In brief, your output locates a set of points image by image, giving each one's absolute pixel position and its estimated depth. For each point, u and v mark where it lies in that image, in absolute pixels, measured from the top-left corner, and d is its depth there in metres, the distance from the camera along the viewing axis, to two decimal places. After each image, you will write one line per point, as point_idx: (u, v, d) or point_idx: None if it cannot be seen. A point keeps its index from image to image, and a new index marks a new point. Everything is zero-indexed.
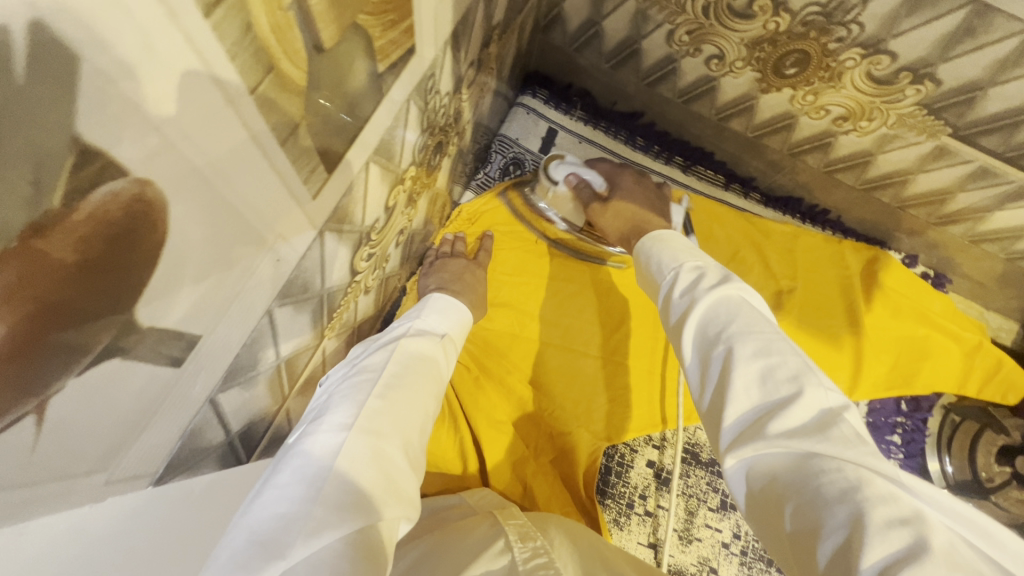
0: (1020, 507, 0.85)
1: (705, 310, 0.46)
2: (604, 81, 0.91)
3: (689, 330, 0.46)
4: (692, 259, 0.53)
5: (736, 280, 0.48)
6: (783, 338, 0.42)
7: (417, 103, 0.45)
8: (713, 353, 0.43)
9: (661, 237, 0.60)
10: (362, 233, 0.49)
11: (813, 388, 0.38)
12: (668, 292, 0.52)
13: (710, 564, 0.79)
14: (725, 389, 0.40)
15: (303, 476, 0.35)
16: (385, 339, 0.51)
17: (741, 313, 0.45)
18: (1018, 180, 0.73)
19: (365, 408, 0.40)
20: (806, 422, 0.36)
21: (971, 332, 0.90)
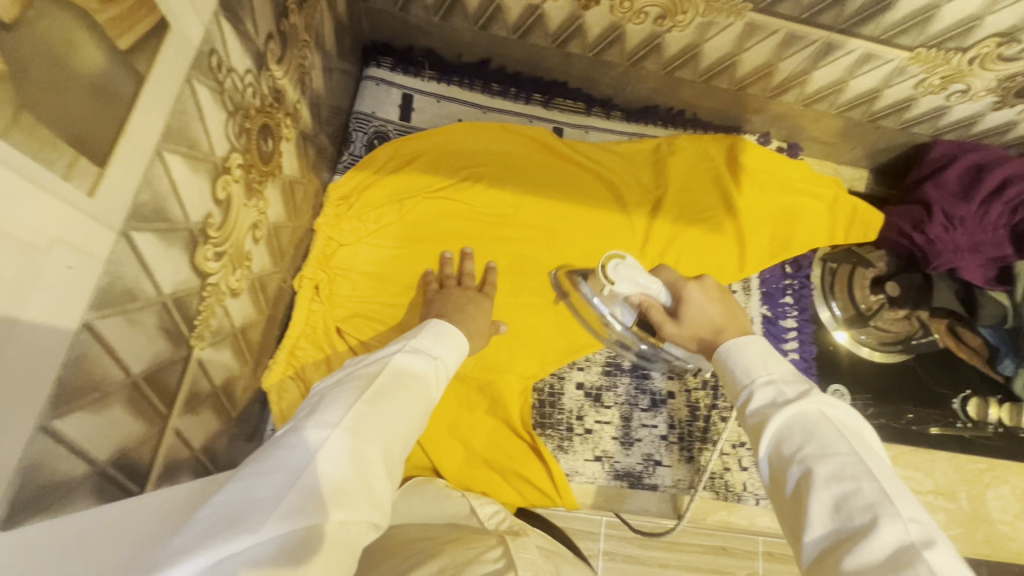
0: (896, 323, 0.99)
1: (779, 426, 0.46)
2: (440, 34, 0.91)
3: (764, 441, 0.47)
4: (772, 369, 0.51)
5: (812, 393, 0.47)
6: (862, 459, 0.41)
7: (204, 82, 0.44)
8: (788, 473, 0.43)
9: (739, 342, 0.56)
10: (195, 232, 0.47)
11: (890, 520, 0.37)
12: (744, 410, 0.51)
13: (654, 458, 0.86)
14: (803, 517, 0.41)
15: (285, 464, 0.39)
16: (377, 354, 0.54)
17: (815, 431, 0.44)
18: (820, 38, 0.79)
19: (351, 412, 0.44)
20: (881, 561, 0.35)
21: (828, 188, 0.99)
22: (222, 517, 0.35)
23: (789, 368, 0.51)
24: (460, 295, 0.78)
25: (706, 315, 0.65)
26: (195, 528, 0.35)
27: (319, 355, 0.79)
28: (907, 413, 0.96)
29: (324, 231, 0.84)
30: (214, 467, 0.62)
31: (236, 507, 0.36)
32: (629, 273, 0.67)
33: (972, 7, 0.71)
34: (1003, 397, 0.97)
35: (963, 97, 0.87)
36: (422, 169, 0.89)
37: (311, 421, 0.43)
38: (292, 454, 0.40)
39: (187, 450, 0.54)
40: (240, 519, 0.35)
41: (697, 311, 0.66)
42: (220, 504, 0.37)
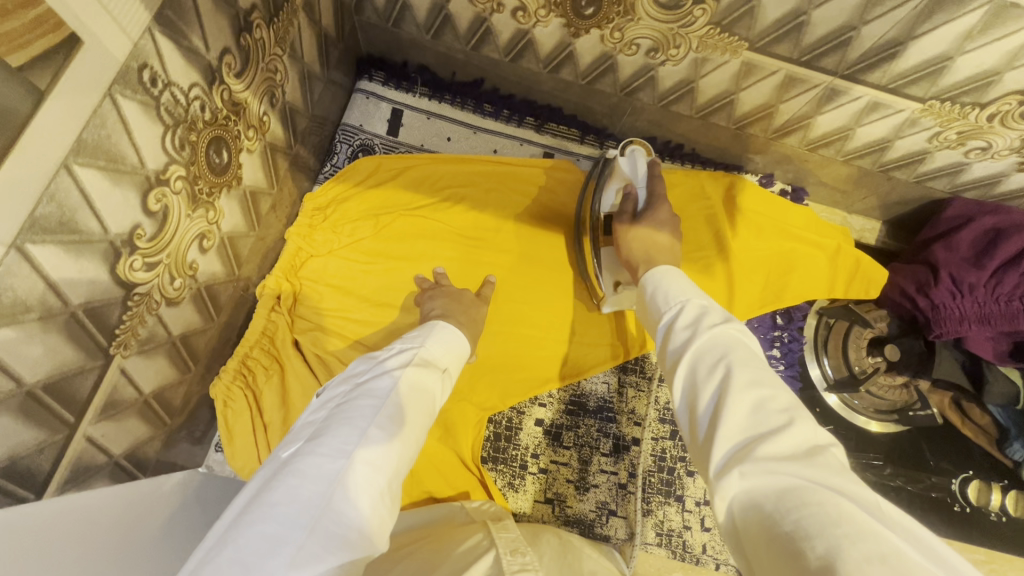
0: (892, 389, 0.91)
1: (705, 341, 0.45)
2: (434, 51, 0.90)
3: (683, 359, 0.45)
4: (701, 298, 0.51)
5: (738, 318, 0.47)
6: (774, 372, 0.42)
7: (131, 96, 0.43)
8: (707, 382, 0.42)
9: (668, 271, 0.57)
10: (117, 243, 0.46)
11: (804, 424, 0.38)
12: (670, 330, 0.49)
13: (608, 507, 0.82)
14: (722, 413, 0.39)
15: (299, 499, 0.40)
16: (390, 364, 0.54)
17: (737, 346, 0.43)
18: (822, 82, 0.75)
19: (365, 438, 0.45)
20: (793, 452, 0.36)
21: (831, 238, 0.91)
22: (233, 558, 0.37)
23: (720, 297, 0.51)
24: (461, 294, 0.75)
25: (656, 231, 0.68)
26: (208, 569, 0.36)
27: (272, 363, 0.79)
28: (930, 477, 0.90)
29: (295, 241, 0.83)
30: (140, 471, 0.62)
31: (249, 546, 0.37)
32: (638, 161, 0.73)
33: (988, 61, 0.65)
34: (1008, 484, 0.89)
35: (984, 154, 0.80)
36: (405, 185, 0.87)
37: (322, 446, 0.44)
38: (305, 487, 0.41)
39: (103, 456, 0.54)
40: (253, 562, 0.36)
41: (659, 222, 0.68)
42: (231, 543, 0.38)
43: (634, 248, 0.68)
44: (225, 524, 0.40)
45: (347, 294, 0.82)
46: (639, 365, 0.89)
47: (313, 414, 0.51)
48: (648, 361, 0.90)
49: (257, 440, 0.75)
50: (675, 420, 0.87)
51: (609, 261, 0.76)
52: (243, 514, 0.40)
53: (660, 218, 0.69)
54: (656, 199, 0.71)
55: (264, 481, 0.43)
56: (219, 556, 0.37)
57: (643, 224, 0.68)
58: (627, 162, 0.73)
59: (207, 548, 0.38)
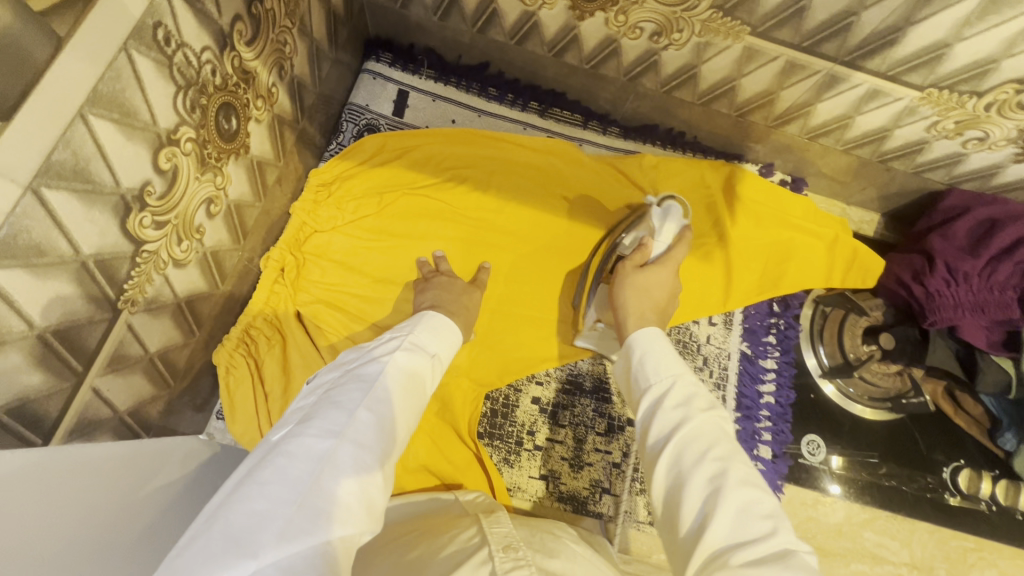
0: (886, 377, 0.93)
1: (691, 433, 0.49)
2: (440, 34, 0.92)
3: (670, 449, 0.49)
4: (687, 378, 0.54)
5: (722, 411, 0.51)
6: (754, 472, 0.46)
7: (145, 53, 0.45)
8: (694, 475, 0.46)
9: (658, 338, 0.59)
10: (128, 197, 0.48)
11: (781, 528, 0.42)
12: (654, 411, 0.53)
13: (602, 485, 0.83)
14: (709, 516, 0.43)
15: (288, 476, 0.41)
16: (379, 352, 0.57)
17: (721, 443, 0.47)
18: (823, 69, 0.76)
19: (353, 420, 0.47)
20: (770, 555, 0.40)
21: (829, 228, 0.92)
22: (223, 534, 0.38)
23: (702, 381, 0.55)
24: (452, 284, 0.77)
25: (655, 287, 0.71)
26: (196, 545, 0.37)
27: (275, 334, 0.80)
28: (925, 477, 0.90)
29: (300, 216, 0.84)
30: (144, 431, 0.63)
31: (238, 522, 0.38)
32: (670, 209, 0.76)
33: (986, 48, 0.66)
34: (999, 473, 0.90)
35: (981, 145, 0.81)
36: (408, 166, 0.89)
37: (311, 427, 0.45)
38: (294, 466, 0.42)
39: (108, 410, 0.55)
40: (243, 537, 0.37)
41: (658, 280, 0.71)
42: (221, 519, 0.39)
43: (629, 296, 0.70)
44: (216, 501, 0.42)
45: (350, 269, 0.83)
46: None
47: (304, 399, 0.53)
48: None
49: (258, 407, 0.76)
50: None
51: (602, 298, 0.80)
52: (233, 494, 0.41)
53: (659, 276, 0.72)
54: (669, 258, 0.74)
55: (254, 463, 0.45)
56: (208, 531, 0.38)
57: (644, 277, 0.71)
58: (659, 213, 0.76)
59: (198, 526, 0.39)
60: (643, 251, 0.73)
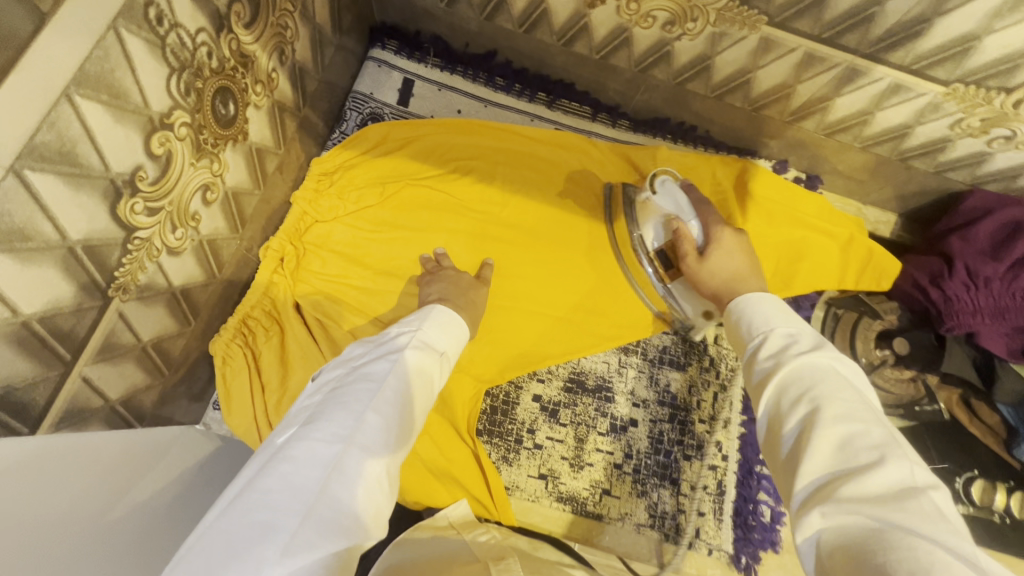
0: (899, 383, 0.89)
1: (791, 372, 0.45)
2: (447, 22, 0.89)
3: (768, 390, 0.46)
4: (791, 326, 0.50)
5: (830, 348, 0.46)
6: (869, 408, 0.42)
7: (136, 33, 0.43)
8: (793, 412, 0.43)
9: (755, 298, 0.55)
10: (118, 182, 0.46)
11: (896, 460, 0.37)
12: (752, 358, 0.50)
13: (602, 486, 0.82)
14: (805, 450, 0.40)
15: (294, 484, 0.40)
16: (387, 348, 0.55)
17: (827, 377, 0.43)
18: (843, 62, 0.73)
19: (360, 423, 0.45)
20: (882, 490, 0.36)
21: (843, 227, 0.89)
22: (225, 544, 0.37)
23: (810, 327, 0.50)
24: (460, 277, 0.75)
25: (731, 258, 0.69)
26: (198, 558, 0.36)
27: (272, 325, 0.79)
28: None
29: (301, 205, 0.83)
30: (138, 421, 0.63)
31: (242, 532, 0.37)
32: (675, 194, 0.74)
33: (1017, 41, 0.63)
34: (1014, 484, 0.86)
35: (1007, 144, 0.78)
36: (411, 156, 0.87)
37: (318, 431, 0.44)
38: (300, 474, 0.41)
39: (99, 400, 0.54)
40: (245, 548, 0.36)
41: (728, 250, 0.69)
42: (224, 529, 0.38)
43: (717, 285, 0.68)
44: (217, 509, 0.41)
45: (350, 260, 0.82)
46: (639, 346, 0.88)
47: (308, 399, 0.51)
48: (649, 342, 0.89)
49: (254, 399, 0.75)
50: (672, 402, 0.86)
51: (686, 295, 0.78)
52: (237, 500, 0.40)
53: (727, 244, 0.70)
54: (712, 234, 0.71)
55: (259, 466, 0.44)
56: (210, 543, 0.37)
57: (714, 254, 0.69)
58: (662, 196, 0.74)
59: (200, 532, 0.39)
60: (685, 236, 0.71)
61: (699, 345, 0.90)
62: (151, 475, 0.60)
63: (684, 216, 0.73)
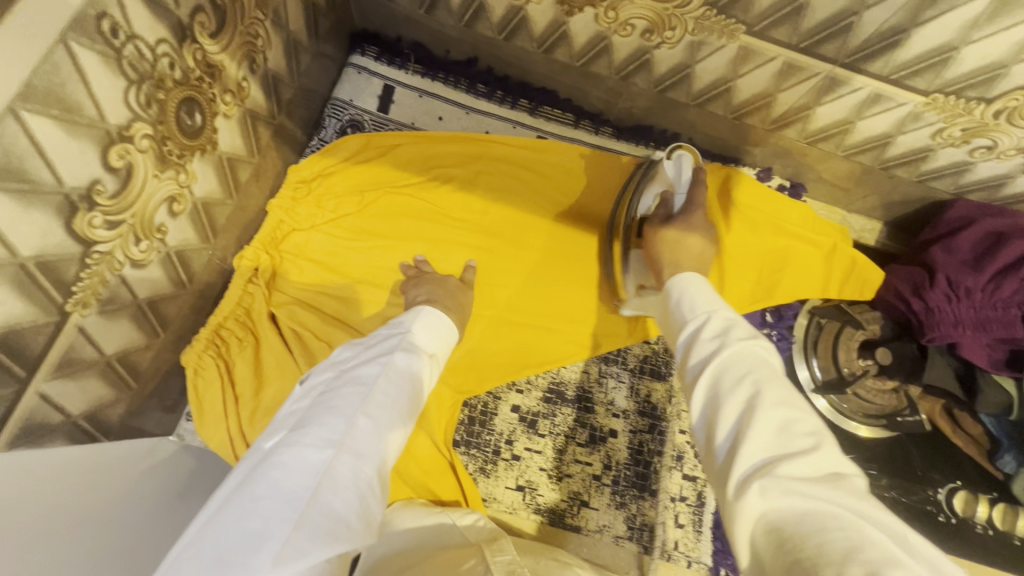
0: (879, 393, 0.89)
1: (728, 357, 0.42)
2: (427, 28, 0.89)
3: (705, 375, 0.42)
4: (726, 309, 0.47)
5: (766, 337, 0.44)
6: (799, 393, 0.41)
7: (88, 46, 0.42)
8: (731, 400, 0.40)
9: (694, 280, 0.52)
10: (73, 197, 0.45)
11: (826, 450, 0.36)
12: (689, 341, 0.46)
13: (581, 498, 0.81)
14: (743, 435, 0.37)
15: (283, 492, 0.39)
16: (378, 350, 0.53)
17: (761, 364, 0.41)
18: (822, 71, 0.72)
19: (352, 427, 0.44)
20: (814, 474, 0.35)
21: (827, 235, 0.88)
22: (213, 557, 0.35)
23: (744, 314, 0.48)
24: (445, 280, 0.74)
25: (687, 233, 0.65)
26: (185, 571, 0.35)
27: (246, 335, 0.78)
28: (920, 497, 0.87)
29: (277, 213, 0.81)
30: (104, 435, 0.62)
31: (230, 543, 0.36)
32: (683, 164, 0.73)
33: (996, 52, 0.62)
34: (997, 496, 0.86)
35: (989, 154, 0.77)
36: (393, 164, 0.86)
37: (308, 437, 0.42)
38: (289, 479, 0.39)
39: (60, 416, 0.53)
40: (235, 560, 0.35)
41: (689, 226, 0.65)
42: (211, 539, 0.36)
43: (662, 251, 0.65)
44: (203, 517, 0.39)
45: (329, 269, 0.81)
46: (620, 356, 0.88)
47: (297, 402, 0.49)
48: (630, 352, 0.88)
49: (228, 411, 0.74)
50: (653, 412, 0.85)
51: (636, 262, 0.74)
52: (223, 510, 0.38)
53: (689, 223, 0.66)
54: (692, 210, 0.68)
55: (246, 474, 0.42)
56: (196, 554, 0.36)
57: (671, 227, 0.66)
58: (670, 164, 0.74)
59: (186, 542, 0.37)
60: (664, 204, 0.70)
61: None
62: (116, 490, 0.59)
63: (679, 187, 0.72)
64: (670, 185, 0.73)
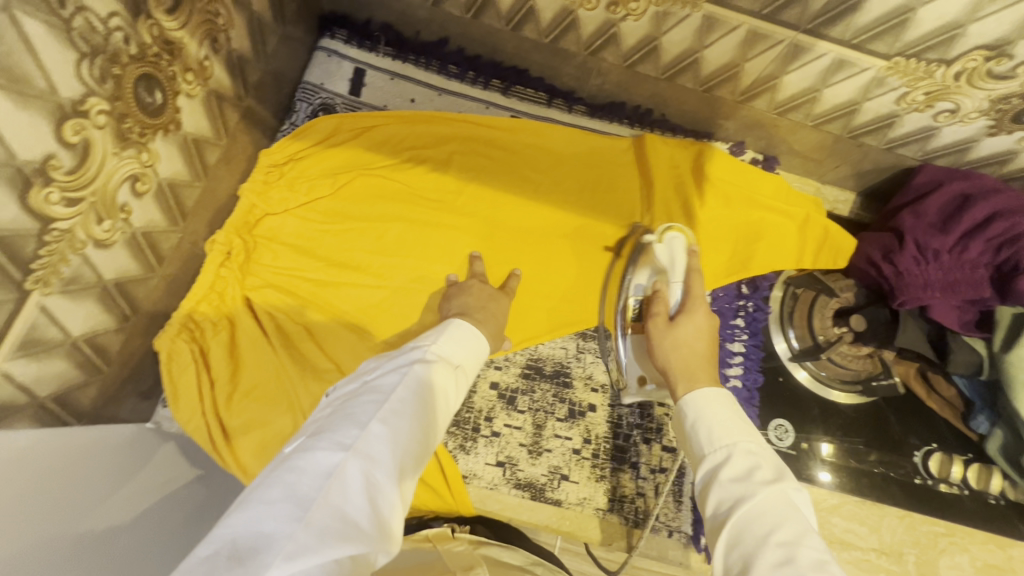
0: (852, 357, 0.91)
1: (748, 510, 0.44)
2: (395, 8, 0.88)
3: (726, 533, 0.44)
4: (745, 440, 0.49)
5: (789, 479, 0.45)
6: (834, 561, 0.40)
7: (34, 15, 0.42)
8: (762, 561, 0.40)
9: (709, 397, 0.54)
10: (28, 171, 0.45)
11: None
12: (709, 481, 0.48)
13: (560, 472, 0.82)
14: None
15: (296, 493, 0.38)
16: (399, 361, 0.55)
17: (786, 526, 0.42)
18: (786, 38, 0.73)
19: (365, 432, 0.44)
20: None
21: (799, 207, 0.90)
22: (228, 552, 0.35)
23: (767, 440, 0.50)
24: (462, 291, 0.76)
25: (695, 340, 0.65)
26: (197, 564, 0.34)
27: (220, 319, 0.77)
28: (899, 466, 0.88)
29: (249, 198, 0.81)
30: (75, 419, 0.61)
31: (243, 540, 0.36)
32: (675, 249, 0.73)
33: (952, 11, 0.63)
34: (972, 456, 0.87)
35: (953, 118, 0.78)
36: (366, 146, 0.86)
37: (323, 441, 0.43)
38: (303, 480, 0.39)
39: (26, 397, 0.53)
40: (245, 556, 0.34)
41: (696, 327, 0.65)
42: (225, 534, 0.36)
43: (671, 358, 0.64)
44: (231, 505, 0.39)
45: (303, 252, 0.81)
46: None
47: (320, 412, 0.51)
48: None
49: (203, 395, 0.74)
50: None
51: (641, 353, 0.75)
52: (239, 511, 0.38)
53: (694, 321, 0.66)
54: (690, 303, 0.69)
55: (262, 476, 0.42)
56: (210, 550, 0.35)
57: (681, 329, 0.66)
58: (663, 248, 0.74)
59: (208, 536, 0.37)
60: (662, 300, 0.69)
61: None
62: (84, 467, 0.59)
63: (672, 279, 0.71)
64: (664, 270, 0.73)
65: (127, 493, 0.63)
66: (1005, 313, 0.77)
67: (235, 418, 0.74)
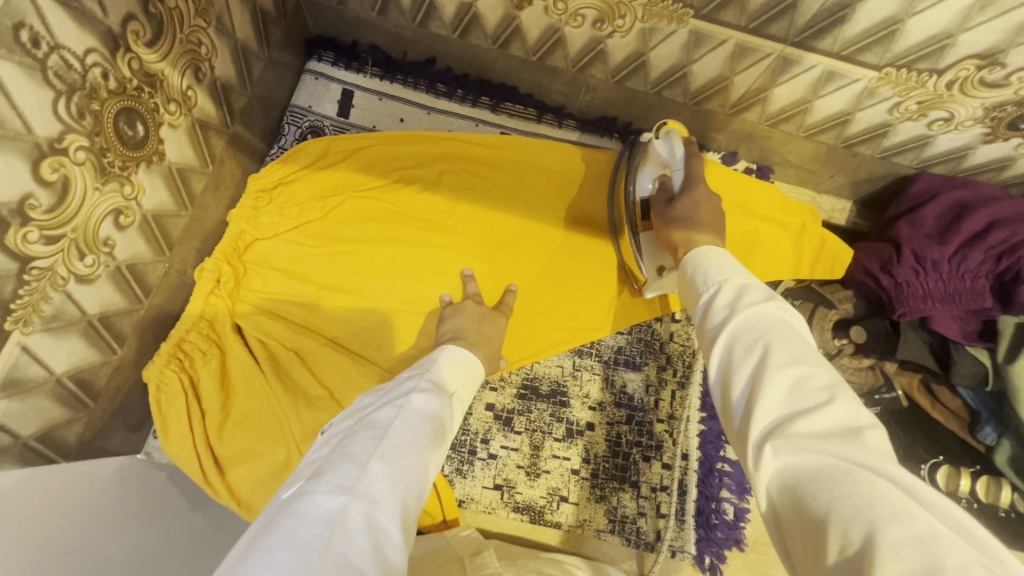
0: (855, 368, 0.88)
1: (740, 323, 0.43)
2: (382, 30, 0.88)
3: (718, 342, 0.44)
4: (738, 276, 0.48)
5: (780, 298, 0.45)
6: (816, 351, 0.40)
7: (7, 57, 0.42)
8: (744, 359, 0.41)
9: (707, 254, 0.53)
10: (5, 213, 0.45)
11: (844, 400, 0.36)
12: (705, 307, 0.48)
13: (559, 493, 0.80)
14: (758, 396, 0.38)
15: (297, 541, 0.37)
16: (395, 392, 0.53)
17: (776, 327, 0.42)
18: (773, 51, 0.72)
19: (365, 473, 0.42)
20: (830, 430, 0.35)
21: (794, 216, 0.88)
22: None
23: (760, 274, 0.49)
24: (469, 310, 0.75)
25: (696, 212, 0.64)
26: None
27: (211, 348, 0.77)
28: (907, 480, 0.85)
29: (238, 223, 0.80)
30: (61, 456, 0.61)
31: None
32: (674, 144, 0.72)
33: (940, 22, 0.62)
34: (980, 469, 0.85)
35: (947, 126, 0.77)
36: (357, 168, 0.85)
37: (322, 483, 0.41)
38: (304, 527, 0.38)
39: (9, 437, 0.53)
40: None
41: (695, 202, 0.65)
42: None
43: (676, 231, 0.64)
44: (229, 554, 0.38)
45: (293, 277, 0.80)
46: (594, 348, 0.87)
47: (316, 451, 0.48)
48: (603, 343, 0.87)
49: (193, 427, 0.73)
50: (629, 404, 0.84)
51: (650, 248, 0.74)
52: (240, 560, 0.36)
53: (697, 194, 0.66)
54: (691, 182, 0.68)
55: (259, 523, 0.40)
56: None
57: (682, 204, 0.65)
58: (662, 145, 0.73)
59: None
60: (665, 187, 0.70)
61: (656, 344, 0.88)
62: (76, 505, 0.58)
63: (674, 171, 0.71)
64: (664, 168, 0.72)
65: (133, 525, 0.63)
66: (1007, 323, 0.75)
67: (227, 449, 0.73)
